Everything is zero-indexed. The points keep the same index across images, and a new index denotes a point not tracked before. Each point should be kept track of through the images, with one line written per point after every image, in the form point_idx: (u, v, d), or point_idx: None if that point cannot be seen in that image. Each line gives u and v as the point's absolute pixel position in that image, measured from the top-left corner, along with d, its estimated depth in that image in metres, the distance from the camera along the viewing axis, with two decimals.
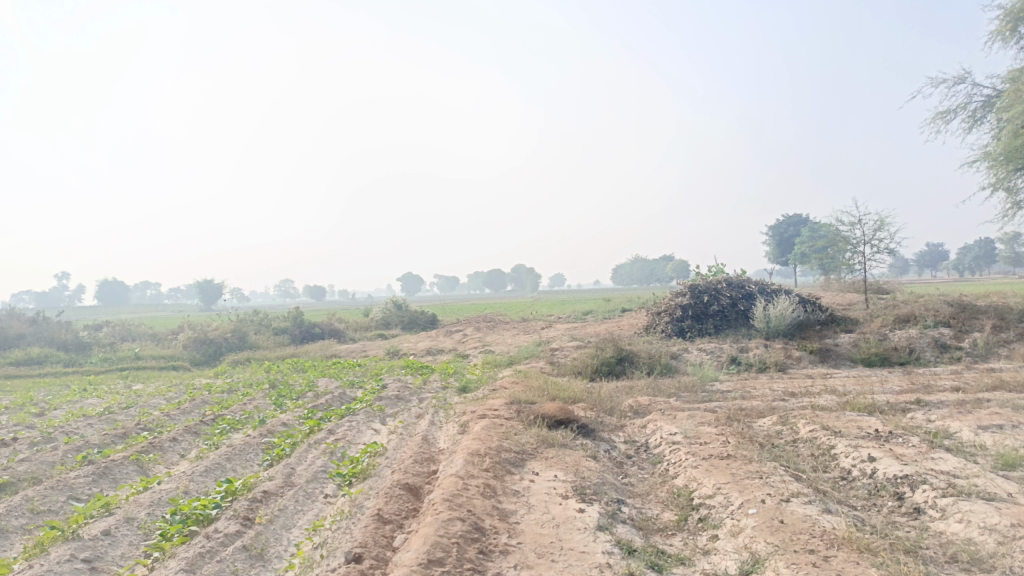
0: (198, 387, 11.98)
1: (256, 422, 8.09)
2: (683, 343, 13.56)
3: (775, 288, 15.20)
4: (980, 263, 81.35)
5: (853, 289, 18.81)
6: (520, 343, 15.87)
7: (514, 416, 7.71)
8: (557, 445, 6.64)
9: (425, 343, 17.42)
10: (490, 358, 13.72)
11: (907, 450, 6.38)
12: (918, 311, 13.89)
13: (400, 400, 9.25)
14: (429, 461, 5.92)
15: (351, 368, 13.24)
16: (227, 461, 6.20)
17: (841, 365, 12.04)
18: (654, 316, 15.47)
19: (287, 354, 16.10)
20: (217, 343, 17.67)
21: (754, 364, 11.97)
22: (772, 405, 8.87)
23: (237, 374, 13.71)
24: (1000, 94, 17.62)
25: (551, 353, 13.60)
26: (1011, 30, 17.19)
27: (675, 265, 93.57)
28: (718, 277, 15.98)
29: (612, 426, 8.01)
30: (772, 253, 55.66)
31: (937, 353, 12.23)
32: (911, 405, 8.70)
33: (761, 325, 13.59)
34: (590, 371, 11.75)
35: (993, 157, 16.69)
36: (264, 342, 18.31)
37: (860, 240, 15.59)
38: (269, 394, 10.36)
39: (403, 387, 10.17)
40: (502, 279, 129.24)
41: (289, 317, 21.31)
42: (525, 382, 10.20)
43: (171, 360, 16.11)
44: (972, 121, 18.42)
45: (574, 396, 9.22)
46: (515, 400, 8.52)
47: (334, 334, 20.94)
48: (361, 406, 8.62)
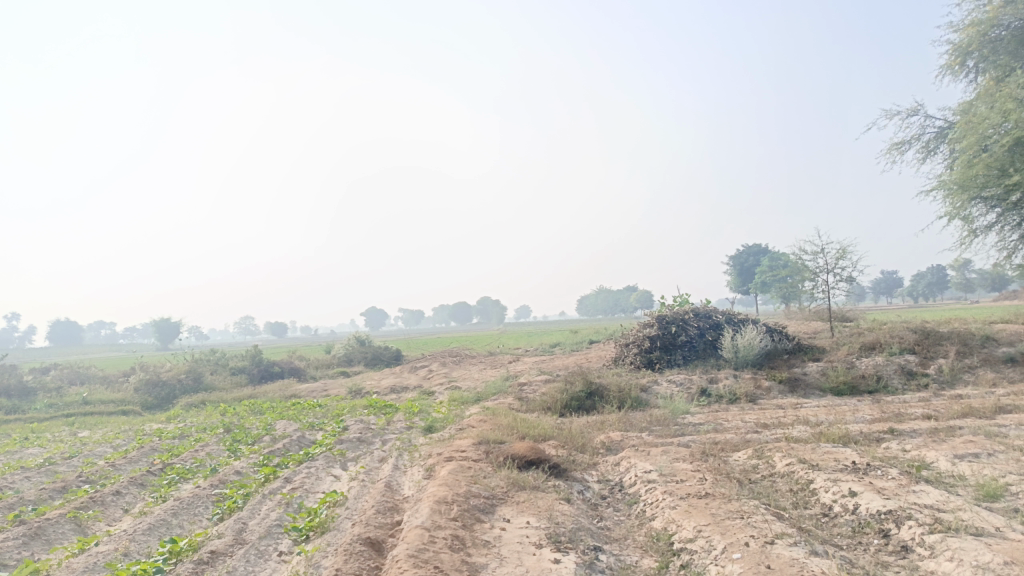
0: (148, 433, 11.37)
1: (208, 471, 7.61)
2: (652, 375, 13.39)
3: (742, 318, 15.18)
4: (933, 289, 83.60)
5: (817, 317, 18.94)
6: (487, 378, 15.53)
7: (483, 456, 7.39)
8: (529, 488, 6.32)
9: (389, 380, 16.97)
10: (457, 395, 13.36)
11: (888, 483, 6.21)
12: (883, 339, 13.95)
13: (362, 442, 8.84)
14: (393, 510, 5.55)
15: (311, 409, 12.75)
16: (173, 516, 5.75)
17: (811, 394, 11.97)
18: (622, 348, 15.30)
19: (245, 395, 15.50)
20: (171, 385, 16.97)
21: (725, 395, 11.83)
22: (746, 438, 8.69)
23: (191, 417, 13.11)
24: (951, 125, 18.09)
25: (519, 388, 13.30)
26: (960, 64, 17.72)
27: (639, 295, 94.23)
28: (685, 307, 15.92)
29: (584, 464, 7.72)
30: (732, 282, 56.40)
31: (905, 380, 12.24)
32: (884, 434, 8.60)
33: (729, 356, 13.51)
34: (560, 406, 11.47)
35: (947, 186, 17.06)
36: (221, 384, 17.64)
37: (823, 269, 15.69)
38: (224, 439, 9.86)
39: (366, 429, 9.76)
40: (467, 312, 128.76)
41: (248, 356, 20.65)
42: (493, 419, 9.87)
43: (122, 404, 15.38)
44: (925, 152, 18.88)
45: (544, 433, 8.93)
46: (483, 440, 8.20)
47: (295, 372, 20.33)
48: (321, 450, 8.21)
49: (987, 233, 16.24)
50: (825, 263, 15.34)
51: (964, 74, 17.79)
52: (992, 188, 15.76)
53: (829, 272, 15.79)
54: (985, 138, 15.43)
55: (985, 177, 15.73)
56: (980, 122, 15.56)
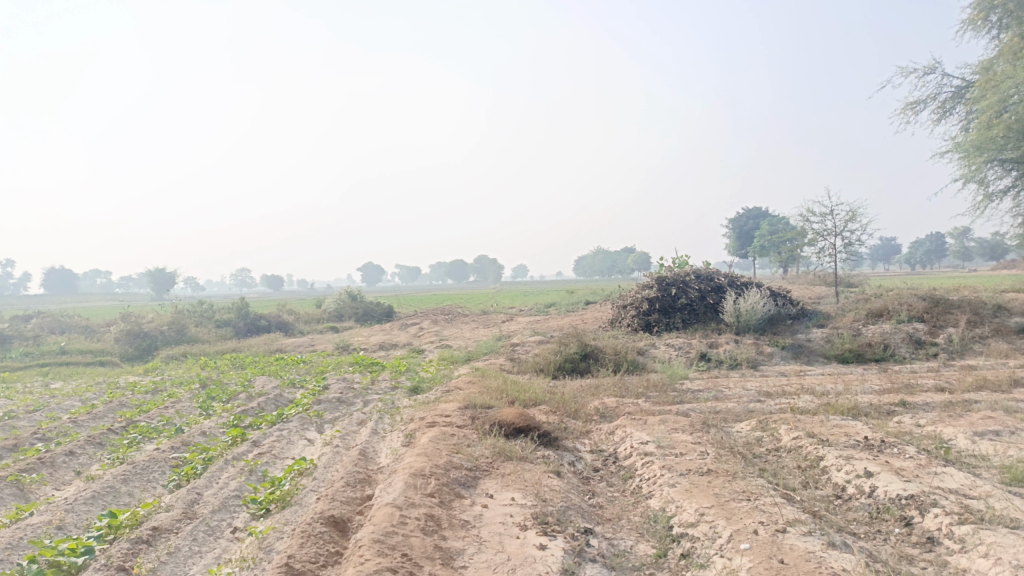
0: (121, 386, 10.87)
1: (172, 431, 7.11)
2: (650, 338, 12.88)
3: (745, 281, 14.60)
4: (931, 257, 83.26)
5: (820, 282, 18.39)
6: (479, 337, 15.02)
7: (468, 422, 6.87)
8: (515, 459, 5.81)
9: (377, 337, 16.47)
10: (446, 354, 12.87)
11: (905, 464, 5.70)
12: (891, 306, 13.41)
13: (342, 403, 8.33)
14: (364, 483, 5.04)
15: (293, 365, 12.24)
16: (123, 483, 5.23)
17: (815, 362, 11.48)
18: (620, 309, 14.74)
19: (228, 348, 14.99)
20: (152, 336, 16.43)
21: (725, 360, 11.31)
22: (748, 407, 8.18)
23: (168, 371, 12.60)
24: (969, 85, 17.29)
25: (511, 349, 12.78)
26: (982, 19, 16.81)
27: (637, 257, 93.84)
28: (686, 269, 15.33)
29: (577, 433, 7.21)
30: (731, 245, 55.79)
31: (913, 350, 11.75)
32: (895, 407, 8.10)
33: (731, 320, 12.96)
34: (553, 368, 10.96)
35: (963, 149, 16.34)
36: (204, 336, 17.12)
37: (830, 233, 15.09)
38: (198, 396, 9.35)
39: (347, 388, 9.24)
40: (464, 269, 128.38)
41: (233, 308, 20.08)
42: (481, 381, 9.34)
43: (100, 355, 14.86)
44: (940, 113, 18.12)
45: (535, 397, 8.42)
46: (469, 404, 7.66)
47: (281, 326, 19.80)
48: (296, 411, 7.69)
49: (1002, 198, 15.61)
50: (833, 227, 14.73)
51: (986, 30, 16.91)
52: (1011, 151, 15.06)
53: (836, 235, 15.20)
54: (1006, 98, 14.66)
55: (1004, 139, 15.01)
56: (1001, 81, 14.78)
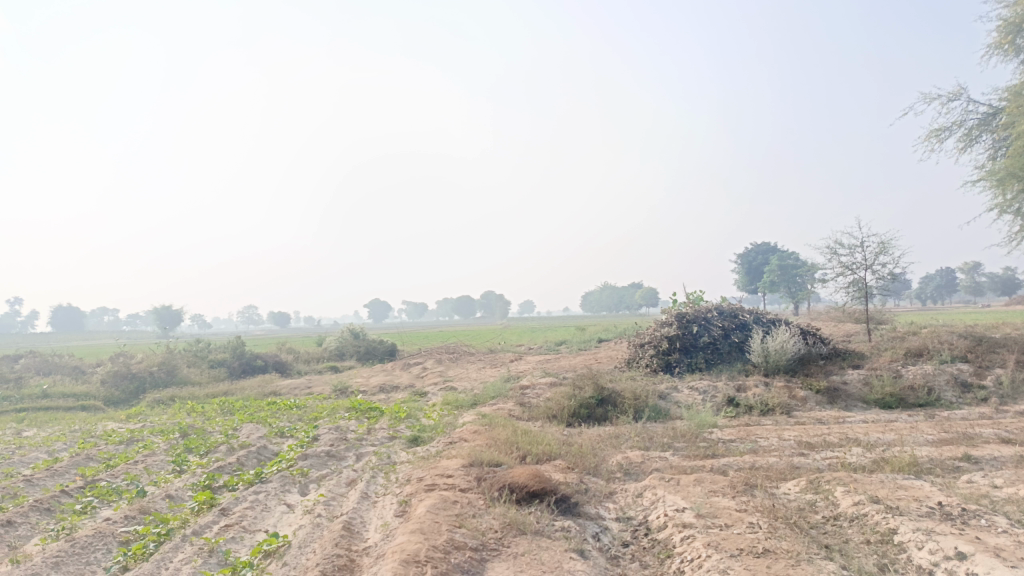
0: (95, 435, 9.94)
1: (133, 494, 6.18)
2: (671, 381, 11.92)
3: (771, 318, 13.67)
4: (943, 292, 82.10)
5: (847, 319, 17.41)
6: (486, 378, 14.08)
7: (474, 484, 5.93)
8: (530, 533, 4.88)
9: (378, 378, 15.54)
10: (451, 398, 11.92)
11: (1000, 541, 4.73)
12: (931, 345, 12.44)
13: (331, 458, 7.39)
14: (347, 571, 4.11)
15: (285, 411, 11.31)
16: (53, 568, 4.30)
17: (854, 408, 10.50)
18: (637, 348, 13.78)
19: (218, 391, 14.06)
20: (141, 378, 15.56)
21: (755, 406, 10.33)
22: (792, 463, 7.21)
23: (151, 417, 11.68)
24: (997, 112, 16.50)
25: (521, 392, 11.81)
26: (1009, 43, 16.05)
27: (645, 293, 93.01)
28: (707, 305, 14.43)
29: (599, 495, 6.26)
30: (740, 281, 54.86)
31: (959, 394, 10.76)
32: (960, 463, 7.11)
33: (758, 360, 11.99)
34: (568, 415, 10.01)
35: (996, 177, 15.48)
36: (195, 378, 16.23)
37: (859, 266, 14.15)
38: (174, 448, 8.43)
39: (339, 440, 8.31)
40: (471, 305, 127.78)
41: (228, 347, 19.18)
42: (489, 431, 8.38)
43: (82, 399, 13.96)
44: (967, 142, 17.34)
45: (549, 450, 7.46)
46: (475, 460, 6.72)
47: (278, 367, 18.88)
48: (277, 469, 6.77)
49: None
50: (863, 260, 13.76)
51: (1015, 55, 16.14)
52: None
53: (866, 269, 14.25)
54: None
55: None
56: None
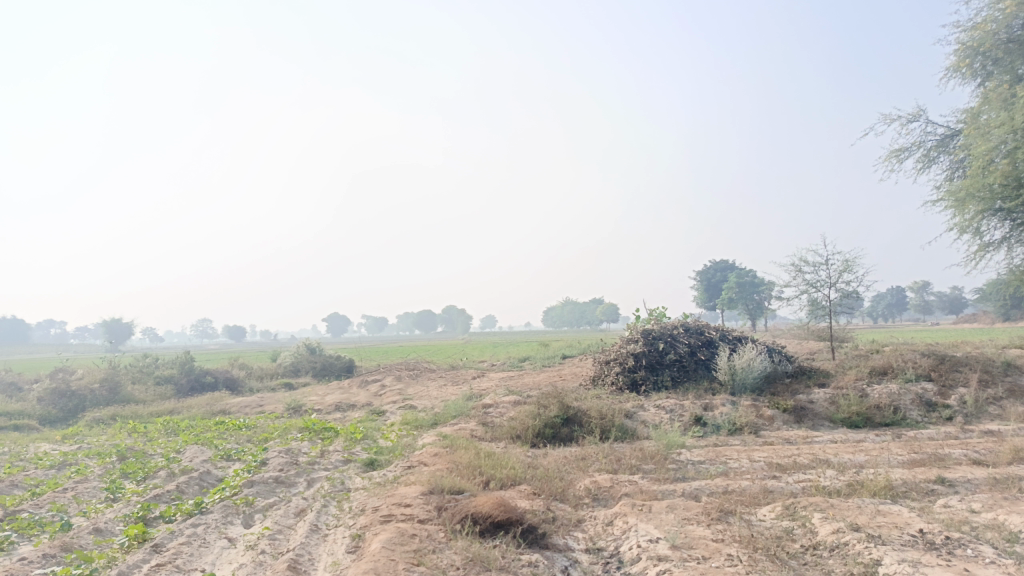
0: (24, 459, 9.23)
1: (57, 527, 5.61)
2: (637, 399, 11.65)
3: (737, 335, 13.53)
4: (894, 310, 84.20)
5: (810, 337, 17.42)
6: (446, 396, 13.63)
7: (434, 515, 5.51)
8: (494, 570, 4.49)
9: (334, 396, 14.96)
10: (410, 417, 11.44)
11: (989, 573, 4.49)
12: (895, 363, 12.42)
13: (279, 485, 6.88)
14: None
15: (234, 431, 10.70)
16: None
17: (821, 427, 10.35)
18: (602, 366, 13.49)
19: (163, 410, 13.34)
20: (80, 396, 14.75)
21: (723, 426, 10.11)
22: (765, 487, 6.95)
23: (89, 437, 10.96)
24: (955, 133, 16.76)
25: (483, 411, 11.40)
26: (966, 66, 16.33)
27: (606, 309, 93.52)
28: (673, 322, 14.24)
29: (567, 524, 5.89)
30: (699, 298, 55.31)
31: (924, 413, 10.70)
32: (934, 486, 6.94)
33: (725, 378, 11.80)
34: (532, 435, 9.63)
35: (955, 197, 15.68)
36: (140, 395, 15.44)
37: (823, 283, 14.11)
38: (108, 473, 7.81)
39: (290, 464, 7.79)
40: (432, 320, 126.84)
41: (176, 363, 18.36)
42: (450, 454, 7.95)
43: (15, 418, 13.12)
44: (925, 163, 17.61)
45: (513, 475, 7.07)
46: (436, 486, 6.30)
47: (230, 384, 18.14)
48: (219, 498, 6.24)
49: (997, 249, 14.90)
50: (827, 277, 13.74)
51: (971, 78, 16.44)
52: (1008, 199, 14.42)
53: (830, 287, 14.22)
54: (999, 145, 14.01)
55: (999, 186, 14.33)
56: (994, 128, 14.16)
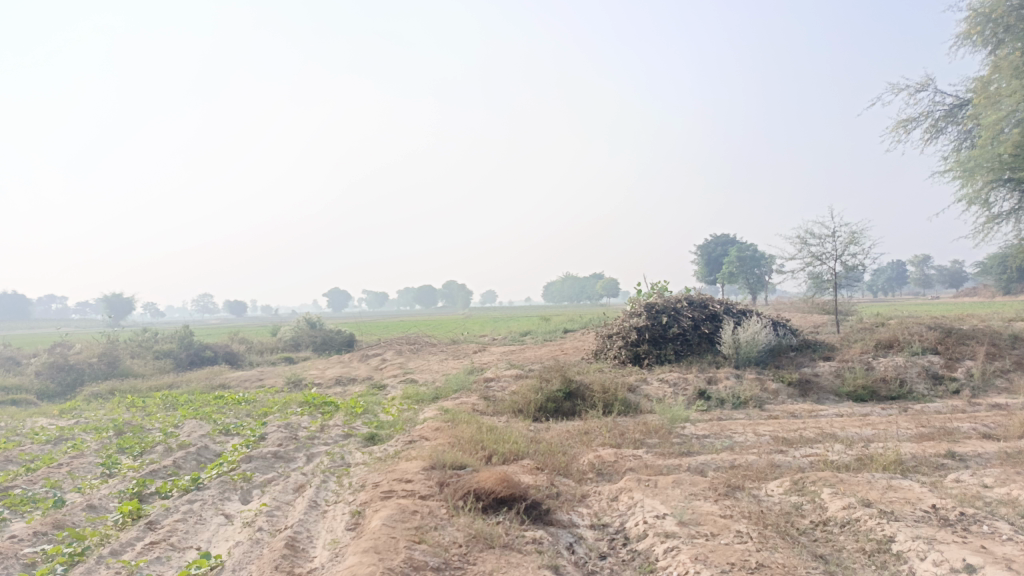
0: (20, 433, 9.12)
1: (50, 504, 5.48)
2: (640, 373, 11.52)
3: (742, 309, 13.37)
4: (894, 284, 84.04)
5: (814, 310, 17.27)
6: (447, 370, 13.51)
7: (435, 491, 5.39)
8: (497, 547, 4.36)
9: (334, 370, 14.86)
10: (411, 391, 11.33)
11: (1008, 550, 4.36)
12: (901, 336, 12.27)
13: (278, 460, 6.76)
14: None
15: (233, 405, 10.59)
16: None
17: (827, 401, 10.23)
18: (605, 339, 13.35)
19: (162, 384, 13.25)
20: (79, 370, 14.65)
21: (727, 399, 9.98)
22: (772, 461, 6.82)
23: (87, 412, 10.86)
24: (964, 102, 16.42)
25: (484, 385, 11.28)
26: (978, 33, 15.96)
27: (606, 283, 93.41)
28: (677, 295, 14.08)
29: (572, 499, 5.77)
30: (700, 272, 55.15)
31: (931, 386, 10.57)
32: (944, 460, 6.81)
33: (729, 352, 11.66)
34: (534, 409, 9.51)
35: (963, 168, 15.41)
36: (139, 370, 15.34)
37: (829, 256, 13.91)
38: (105, 448, 7.68)
39: (288, 438, 7.66)
40: (433, 295, 126.84)
41: (176, 337, 18.25)
42: (452, 428, 7.83)
43: (13, 392, 13.03)
44: (933, 133, 17.30)
45: (516, 449, 6.95)
46: (437, 461, 6.18)
47: (229, 358, 18.05)
48: (216, 473, 6.12)
49: (1006, 221, 14.68)
50: (833, 250, 13.53)
51: (982, 46, 16.07)
52: (1017, 170, 14.16)
53: (835, 259, 14.03)
54: (1010, 114, 13.72)
55: (1009, 157, 14.06)
56: (1005, 96, 13.86)
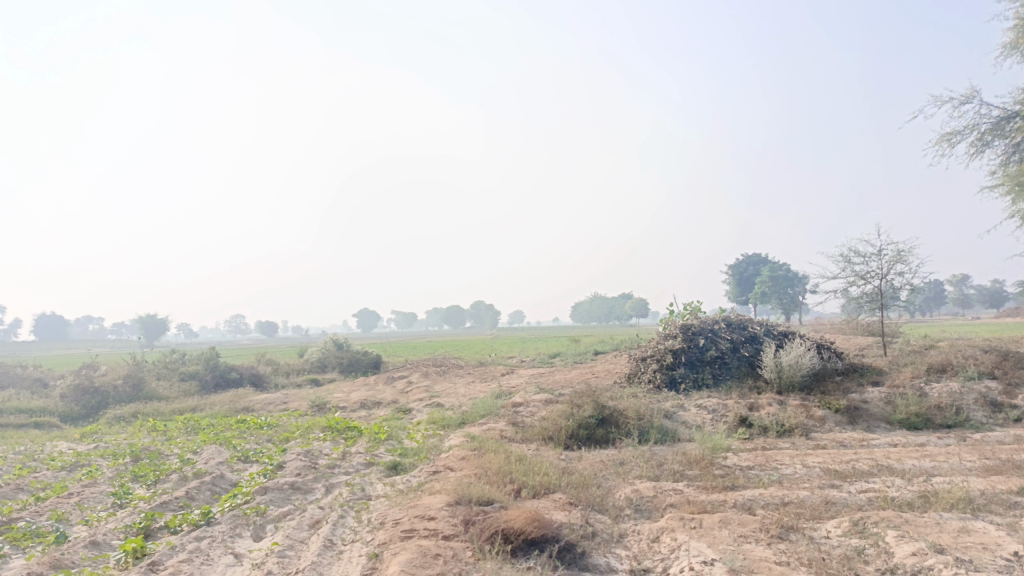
0: (37, 459, 8.89)
1: (53, 539, 5.16)
2: (676, 398, 11.00)
3: (783, 331, 12.78)
4: (933, 305, 81.85)
5: (857, 332, 16.55)
6: (474, 394, 13.11)
7: (460, 530, 4.96)
8: None
9: (359, 393, 14.53)
10: (437, 416, 10.93)
11: None
12: (954, 360, 11.58)
13: (295, 491, 6.39)
14: None
15: (255, 430, 10.28)
16: None
17: (877, 429, 9.61)
18: (638, 362, 12.83)
19: (185, 407, 13.02)
20: (103, 393, 14.52)
21: (770, 427, 9.42)
22: (826, 497, 6.28)
23: (107, 436, 10.63)
24: (1013, 114, 15.71)
25: (513, 410, 10.84)
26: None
27: (636, 304, 92.51)
28: (714, 316, 13.54)
29: (608, 539, 5.30)
30: (731, 292, 54.18)
31: (990, 414, 9.87)
32: (1018, 498, 6.19)
33: (771, 376, 11.09)
34: (566, 436, 9.05)
35: (1014, 182, 14.68)
36: (164, 392, 15.17)
37: (874, 275, 13.27)
38: (119, 476, 7.39)
39: (308, 467, 7.29)
40: (461, 315, 126.81)
41: (202, 359, 18.10)
42: (479, 458, 7.39)
43: (37, 415, 12.91)
44: (979, 146, 16.59)
45: (547, 482, 6.50)
46: (463, 495, 5.75)
47: (255, 380, 17.84)
48: (229, 506, 5.76)
49: None
50: (878, 269, 12.90)
51: None
52: None
53: (881, 278, 13.37)
54: None
55: None
56: None
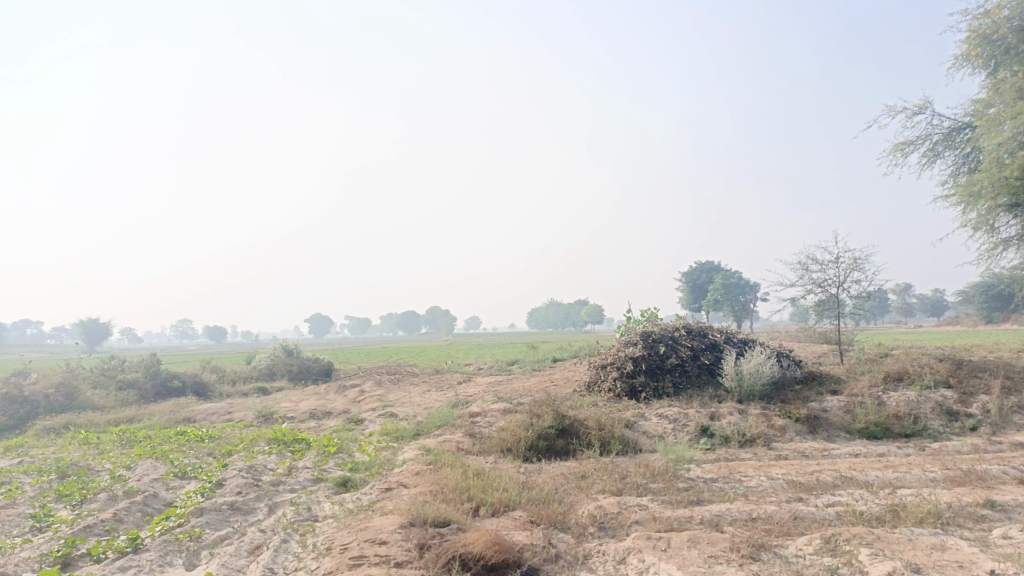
0: None
1: None
2: (637, 407, 10.78)
3: (742, 339, 12.70)
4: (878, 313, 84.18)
5: (813, 340, 16.64)
6: (429, 403, 12.69)
7: (414, 556, 4.58)
8: None
9: (310, 402, 13.98)
10: (390, 427, 10.49)
11: None
12: (911, 368, 11.63)
13: (235, 512, 5.91)
14: None
15: (196, 443, 9.69)
16: None
17: (838, 438, 9.53)
18: (598, 371, 12.59)
19: (121, 418, 12.29)
20: (33, 403, 13.66)
21: (732, 437, 9.26)
22: (794, 512, 6.08)
23: (33, 450, 9.91)
24: (963, 125, 16.02)
25: (470, 420, 10.47)
26: (976, 56, 15.62)
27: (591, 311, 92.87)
28: (674, 323, 13.41)
29: (573, 562, 4.98)
30: (685, 300, 54.68)
31: (946, 423, 9.89)
32: (985, 511, 6.09)
33: (732, 385, 10.96)
34: (525, 448, 8.72)
35: (965, 192, 14.92)
36: (100, 401, 14.36)
37: (831, 282, 13.31)
38: (41, 495, 6.79)
39: (250, 484, 6.80)
40: (416, 321, 125.59)
41: (142, 366, 17.25)
42: (435, 472, 7.00)
43: None
44: (931, 157, 16.88)
45: (506, 498, 6.15)
46: (417, 515, 5.37)
47: (199, 388, 17.08)
48: (161, 530, 5.27)
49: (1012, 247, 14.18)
50: (834, 276, 12.94)
51: (981, 69, 15.73)
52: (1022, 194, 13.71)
53: (838, 286, 13.43)
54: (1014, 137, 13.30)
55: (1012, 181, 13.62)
56: (1006, 119, 13.45)
